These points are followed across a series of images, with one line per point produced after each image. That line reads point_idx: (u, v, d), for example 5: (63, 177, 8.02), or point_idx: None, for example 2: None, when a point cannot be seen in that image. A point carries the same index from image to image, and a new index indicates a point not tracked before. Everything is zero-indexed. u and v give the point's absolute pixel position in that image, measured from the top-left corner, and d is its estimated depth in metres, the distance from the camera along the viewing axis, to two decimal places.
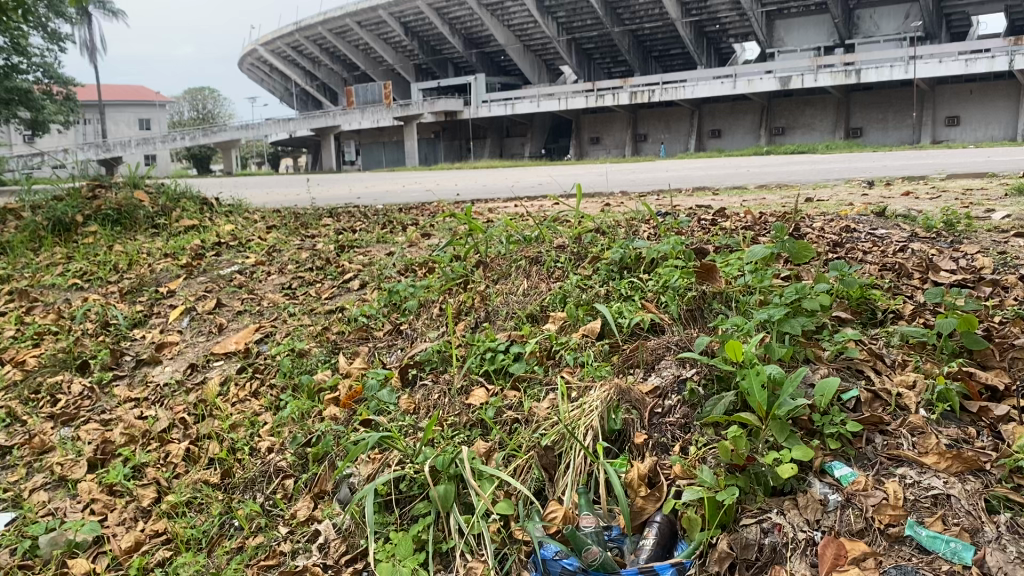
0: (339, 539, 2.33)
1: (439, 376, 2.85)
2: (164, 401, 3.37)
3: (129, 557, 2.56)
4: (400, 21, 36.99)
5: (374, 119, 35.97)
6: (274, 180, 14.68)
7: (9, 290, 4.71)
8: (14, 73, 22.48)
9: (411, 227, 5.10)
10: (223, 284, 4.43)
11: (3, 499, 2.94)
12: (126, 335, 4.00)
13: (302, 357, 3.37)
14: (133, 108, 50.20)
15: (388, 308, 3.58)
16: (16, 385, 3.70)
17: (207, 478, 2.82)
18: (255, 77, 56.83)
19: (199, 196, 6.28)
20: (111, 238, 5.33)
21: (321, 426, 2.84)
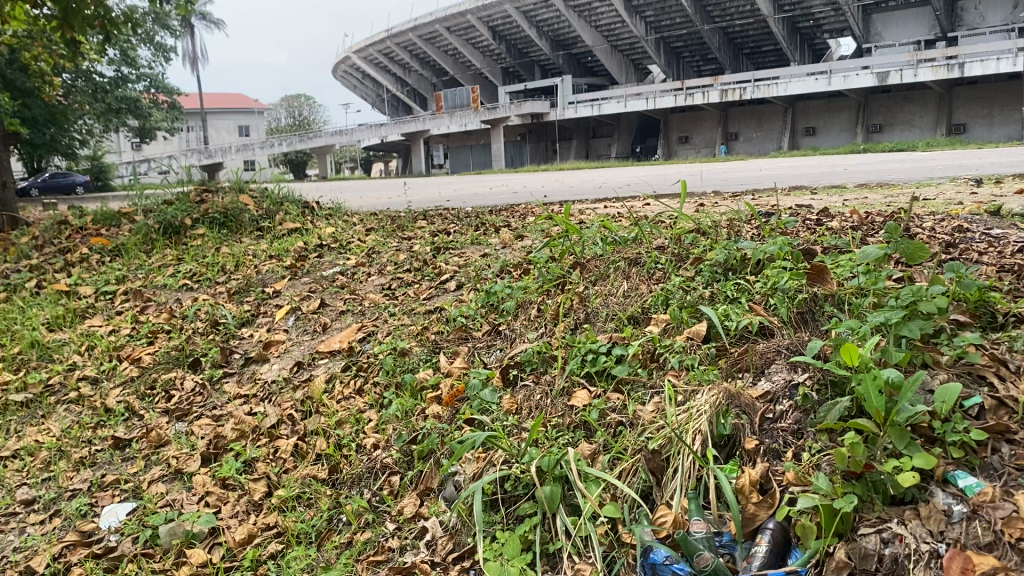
0: (446, 537, 2.36)
1: (540, 377, 2.83)
2: (272, 397, 3.49)
3: (243, 549, 2.65)
4: (487, 24, 37.35)
5: (462, 123, 36.37)
6: (370, 183, 15.09)
7: (124, 290, 4.96)
8: (121, 82, 23.78)
9: (505, 229, 5.14)
10: (325, 285, 4.55)
11: (125, 490, 3.11)
12: (234, 334, 4.16)
13: (403, 356, 3.43)
14: (233, 115, 52.26)
15: (486, 308, 3.61)
16: (133, 381, 3.90)
17: (316, 474, 2.90)
18: (348, 83, 58.22)
19: (300, 199, 6.46)
20: (218, 240, 5.55)
21: (424, 424, 2.88)
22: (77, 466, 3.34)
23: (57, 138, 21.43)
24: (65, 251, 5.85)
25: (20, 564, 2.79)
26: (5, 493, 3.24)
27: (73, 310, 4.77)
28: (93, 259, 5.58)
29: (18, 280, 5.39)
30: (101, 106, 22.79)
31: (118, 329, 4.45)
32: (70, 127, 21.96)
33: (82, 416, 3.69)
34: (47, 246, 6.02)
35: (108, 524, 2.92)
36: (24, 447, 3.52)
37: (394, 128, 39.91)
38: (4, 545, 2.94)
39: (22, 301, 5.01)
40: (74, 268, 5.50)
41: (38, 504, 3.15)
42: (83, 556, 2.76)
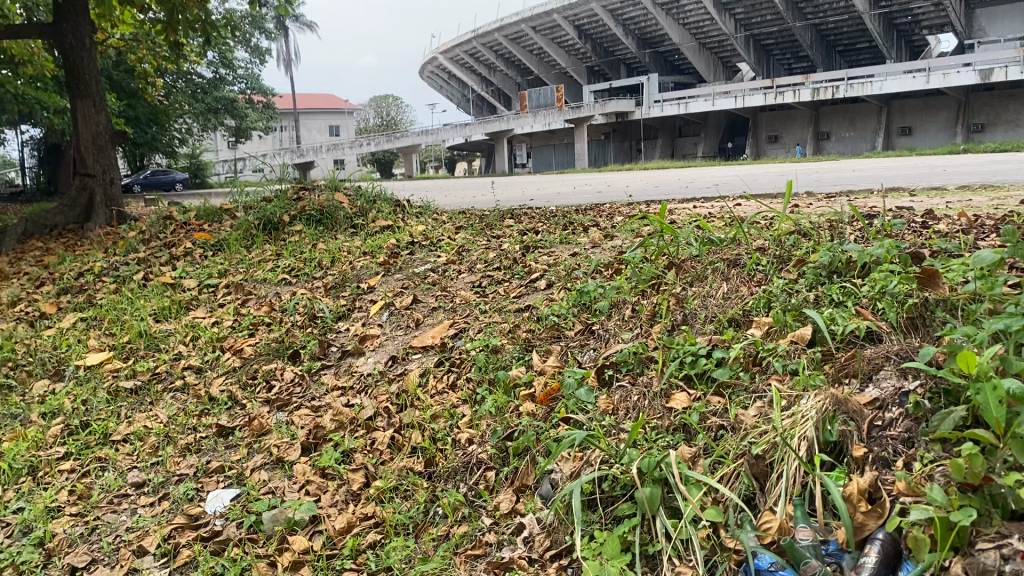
0: (544, 534, 2.38)
1: (636, 377, 2.81)
2: (368, 390, 3.57)
3: (343, 537, 2.72)
4: (573, 23, 37.33)
5: (545, 122, 36.40)
6: (459, 182, 15.27)
7: (226, 283, 5.15)
8: (219, 84, 24.68)
9: (594, 228, 5.13)
10: (418, 281, 4.63)
11: (229, 475, 3.24)
12: (332, 327, 4.27)
13: (496, 353, 3.45)
14: (323, 116, 53.59)
15: (577, 308, 3.59)
16: (236, 371, 4.05)
17: (412, 466, 2.95)
18: (434, 84, 58.98)
19: (392, 198, 6.58)
20: (315, 237, 5.70)
21: (519, 421, 2.89)
22: (183, 452, 3.48)
23: (160, 137, 22.35)
24: (170, 245, 6.11)
25: (133, 543, 2.93)
26: (117, 476, 3.41)
27: (179, 301, 4.98)
28: (197, 253, 5.81)
29: (127, 272, 5.65)
30: (200, 107, 23.71)
31: (220, 321, 4.62)
32: (171, 125, 22.88)
33: (188, 404, 3.84)
34: (154, 240, 6.28)
35: (213, 509, 3.04)
36: (134, 432, 3.69)
37: (478, 128, 40.26)
38: (118, 524, 3.10)
39: (132, 292, 5.26)
40: (178, 262, 5.73)
41: (148, 487, 3.30)
42: (190, 538, 2.88)
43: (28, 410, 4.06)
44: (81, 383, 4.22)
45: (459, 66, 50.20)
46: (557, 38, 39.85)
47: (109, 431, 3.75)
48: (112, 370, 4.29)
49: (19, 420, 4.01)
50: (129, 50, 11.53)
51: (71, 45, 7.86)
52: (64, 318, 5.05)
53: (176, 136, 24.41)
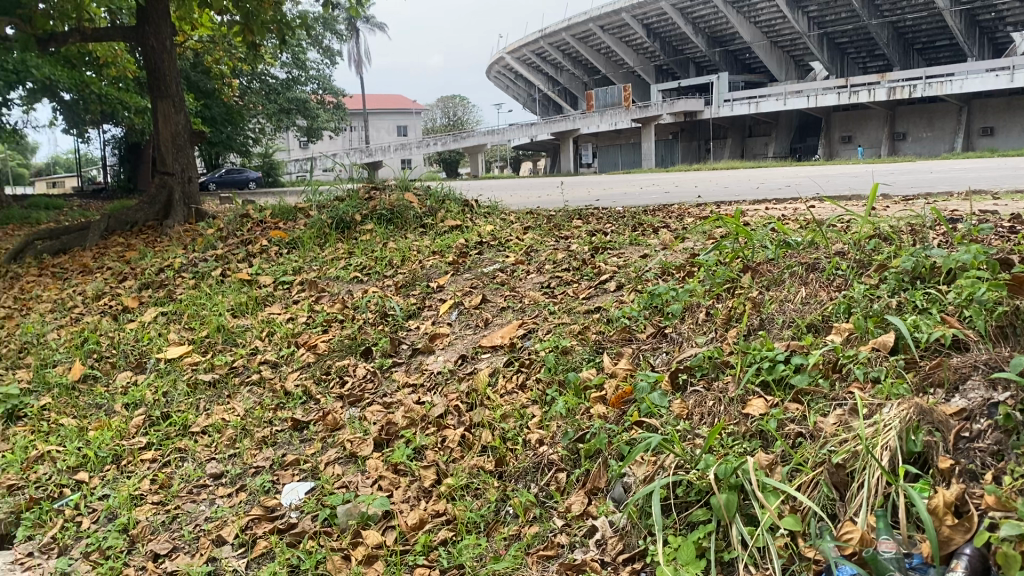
0: (617, 538, 2.37)
1: (711, 382, 2.77)
2: (438, 389, 3.60)
3: (415, 534, 2.75)
4: (641, 22, 37.09)
5: (612, 122, 36.23)
6: (526, 182, 15.30)
7: (299, 280, 5.28)
8: (292, 84, 25.21)
9: (664, 229, 5.08)
10: (487, 281, 4.66)
11: (304, 469, 3.31)
12: (402, 325, 4.33)
13: (565, 354, 3.44)
14: (391, 116, 54.39)
15: (649, 310, 3.56)
16: (310, 367, 4.14)
17: (482, 465, 2.97)
18: (501, 84, 59.17)
19: (461, 198, 6.63)
20: (386, 236, 5.80)
21: (591, 423, 2.88)
22: (260, 445, 3.57)
23: (234, 136, 22.92)
24: (247, 242, 6.27)
25: (212, 533, 3.02)
26: (196, 466, 3.52)
27: (255, 297, 5.11)
28: (272, 250, 5.95)
29: (205, 268, 5.82)
30: (273, 107, 24.32)
31: (295, 317, 4.74)
32: (245, 125, 23.49)
33: (264, 398, 3.95)
34: (231, 237, 6.47)
35: (289, 501, 3.12)
36: (212, 424, 3.80)
37: (544, 128, 40.29)
38: (197, 514, 3.19)
39: (210, 288, 5.41)
40: (255, 259, 5.87)
41: (225, 478, 3.40)
42: (267, 530, 2.96)
43: (113, 400, 4.22)
44: (162, 375, 4.36)
45: (526, 65, 50.29)
46: (625, 36, 39.64)
47: (188, 423, 3.86)
48: (191, 363, 4.42)
49: (104, 410, 4.16)
50: (207, 53, 11.90)
51: (153, 47, 8.12)
52: (145, 312, 5.22)
53: (251, 135, 25.03)
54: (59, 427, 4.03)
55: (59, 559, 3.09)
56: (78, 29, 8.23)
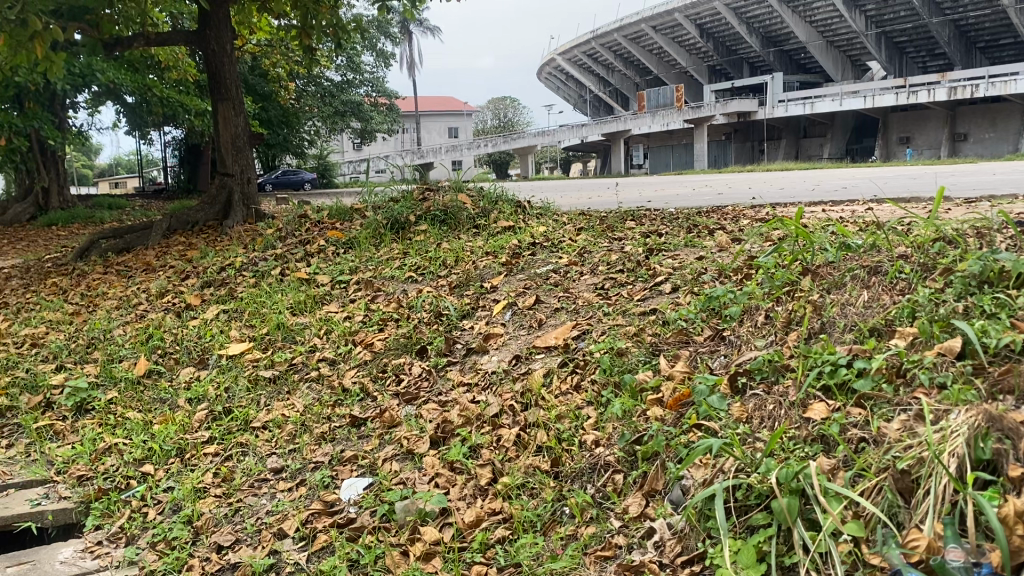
0: (675, 540, 2.36)
1: (771, 386, 2.75)
2: (493, 388, 3.63)
3: (472, 531, 2.78)
4: (694, 22, 36.79)
5: (664, 123, 36.01)
6: (579, 183, 15.26)
7: (356, 280, 5.36)
8: (346, 87, 25.57)
9: (719, 231, 5.04)
10: (540, 282, 4.67)
11: (362, 465, 3.37)
12: (456, 325, 4.37)
13: (621, 356, 3.44)
14: (443, 118, 54.81)
15: (706, 313, 3.54)
16: (367, 364, 4.21)
17: (539, 465, 2.99)
18: (552, 85, 59.16)
19: (513, 199, 6.65)
20: (439, 237, 5.86)
21: (648, 425, 2.88)
22: (318, 441, 3.64)
23: (290, 138, 23.32)
24: (304, 241, 6.39)
25: (274, 526, 3.10)
26: (257, 460, 3.60)
27: (313, 296, 5.21)
28: (329, 250, 6.05)
29: (265, 268, 5.93)
30: (328, 110, 24.69)
31: (352, 316, 4.82)
32: (301, 127, 23.89)
33: (322, 395, 4.02)
34: (290, 237, 6.59)
35: (348, 496, 3.17)
36: (272, 420, 3.89)
37: (595, 128, 40.18)
38: (259, 507, 3.27)
39: (269, 286, 5.52)
40: (313, 258, 5.98)
41: (286, 473, 3.47)
42: (327, 524, 3.02)
43: (177, 395, 4.34)
44: (224, 371, 4.47)
45: (576, 66, 50.21)
46: (677, 37, 39.35)
47: (250, 419, 3.95)
48: (251, 360, 4.52)
49: (168, 404, 4.28)
50: (265, 56, 12.14)
51: (213, 50, 8.32)
52: (207, 309, 5.36)
53: (305, 137, 25.44)
54: (126, 420, 4.15)
55: (128, 548, 3.19)
56: (143, 33, 8.46)
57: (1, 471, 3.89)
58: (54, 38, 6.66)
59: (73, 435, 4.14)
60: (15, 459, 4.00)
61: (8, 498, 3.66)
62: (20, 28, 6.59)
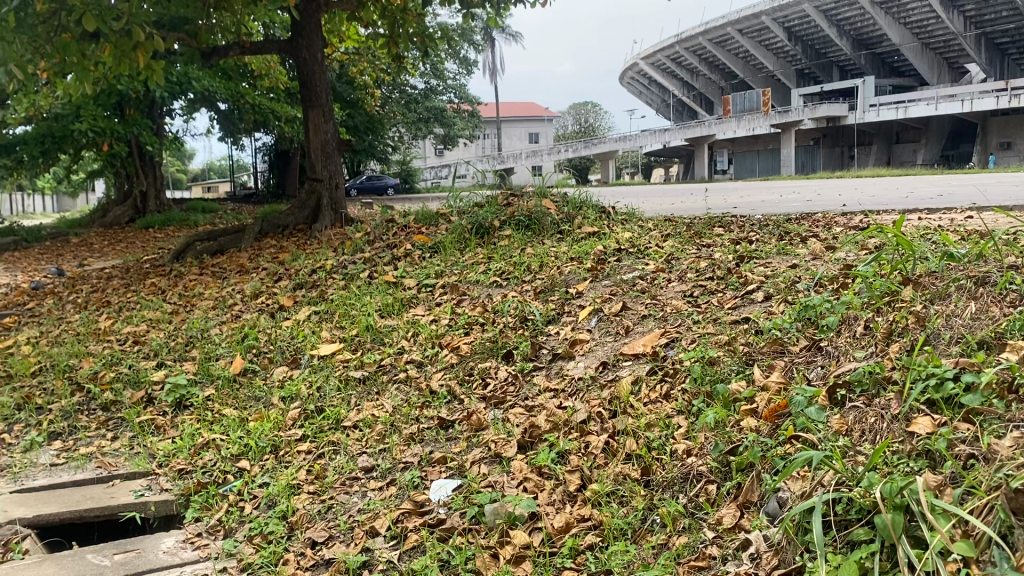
0: (771, 552, 2.31)
1: (873, 399, 2.67)
2: (580, 394, 3.63)
3: (562, 536, 2.79)
4: (782, 25, 36.10)
5: (750, 127, 35.42)
6: (665, 189, 15.11)
7: (442, 284, 5.44)
8: (431, 94, 26.06)
9: (812, 239, 4.93)
10: (626, 288, 4.64)
11: (451, 466, 3.41)
12: (542, 330, 4.40)
13: (712, 365, 3.39)
14: (524, 123, 55.18)
15: (802, 323, 3.47)
16: (454, 367, 4.26)
17: (629, 473, 2.97)
18: (634, 90, 58.91)
19: (598, 203, 6.63)
20: (523, 242, 5.89)
21: (743, 436, 2.84)
22: (408, 441, 3.70)
23: (375, 145, 23.86)
24: (391, 246, 6.51)
25: (366, 524, 3.16)
26: (348, 459, 3.68)
27: (401, 299, 5.30)
28: (416, 254, 6.15)
29: (354, 270, 6.07)
30: (412, 116, 25.17)
31: (438, 319, 4.89)
32: (386, 134, 24.39)
33: (411, 396, 4.10)
34: (377, 241, 6.72)
35: (437, 497, 3.22)
36: (363, 420, 3.98)
37: (677, 133, 39.74)
38: (351, 505, 3.35)
39: (358, 289, 5.65)
40: (399, 262, 6.09)
41: (376, 472, 3.55)
42: (418, 524, 3.07)
43: (270, 393, 4.47)
44: (316, 370, 4.60)
45: (659, 70, 49.82)
46: (764, 40, 38.63)
47: (341, 418, 4.05)
48: (342, 361, 4.63)
49: (262, 402, 4.41)
50: (352, 64, 12.44)
51: (305, 59, 8.56)
52: (300, 310, 5.50)
53: (390, 143, 25.97)
54: (222, 416, 4.29)
55: (225, 541, 3.30)
56: (239, 42, 8.75)
57: (107, 462, 4.09)
58: (157, 48, 6.94)
59: (172, 429, 4.30)
60: (119, 451, 4.20)
61: (114, 488, 3.84)
62: (126, 39, 6.88)
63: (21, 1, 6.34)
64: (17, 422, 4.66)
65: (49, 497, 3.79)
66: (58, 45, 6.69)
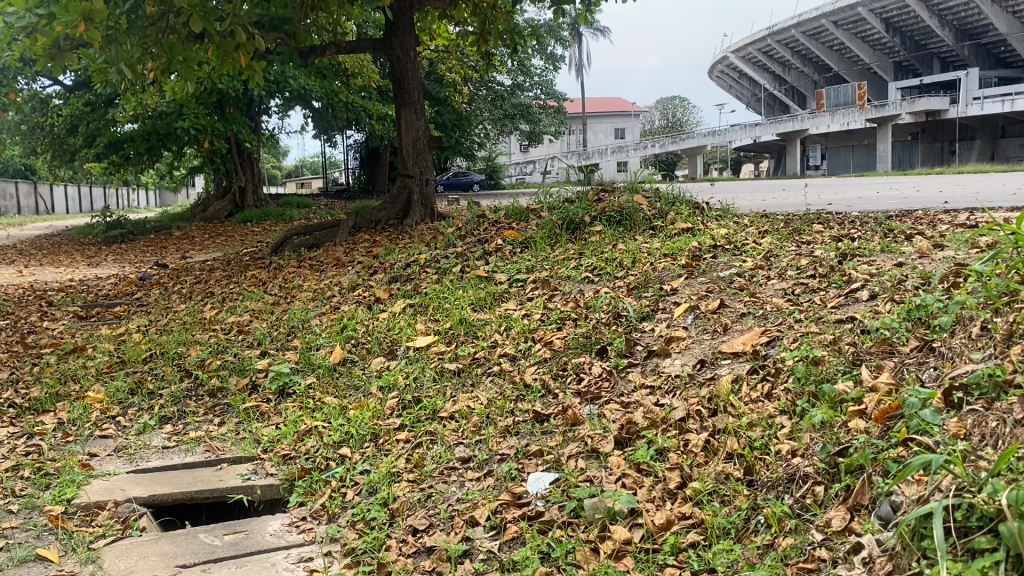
0: (885, 557, 2.25)
1: (993, 403, 2.57)
2: (677, 393, 3.60)
3: (663, 533, 2.77)
4: (879, 16, 34.88)
5: (844, 122, 34.39)
6: (758, 185, 14.74)
7: (533, 279, 5.46)
8: (517, 91, 26.30)
9: (920, 237, 4.76)
10: (723, 285, 4.57)
11: (547, 460, 3.43)
12: (636, 327, 4.37)
13: (817, 364, 3.32)
14: (609, 118, 54.95)
15: (913, 323, 3.36)
16: (547, 362, 4.28)
17: (731, 472, 2.93)
18: (724, 84, 57.96)
19: (692, 200, 6.56)
20: (616, 237, 5.87)
21: (852, 438, 2.77)
22: (504, 433, 3.75)
23: (462, 141, 24.13)
24: (483, 241, 6.57)
25: (465, 513, 3.21)
26: (445, 449, 3.75)
27: (493, 294, 5.36)
28: (507, 249, 6.19)
29: (446, 265, 6.16)
30: (498, 113, 25.45)
31: (530, 314, 4.92)
32: (472, 130, 24.64)
33: (505, 389, 4.13)
34: (469, 236, 6.80)
35: (535, 490, 3.25)
36: (458, 411, 4.04)
37: (768, 128, 38.89)
38: (449, 494, 3.40)
39: (451, 283, 5.74)
40: (491, 257, 6.15)
41: (474, 463, 3.60)
42: (517, 515, 3.10)
43: (369, 383, 4.58)
44: (412, 362, 4.69)
45: (750, 64, 48.88)
46: (861, 31, 37.40)
47: (437, 409, 4.12)
48: (437, 353, 4.72)
49: (361, 391, 4.53)
50: (442, 61, 12.60)
51: (398, 56, 8.71)
52: (395, 303, 5.62)
53: (477, 140, 26.23)
54: (323, 404, 4.42)
55: (330, 525, 3.40)
56: (335, 41, 8.95)
57: (215, 446, 4.26)
58: (256, 48, 7.14)
59: (276, 416, 4.46)
60: (227, 436, 4.37)
61: (222, 471, 3.99)
62: (228, 40, 7.11)
63: (133, 3, 6.59)
64: (131, 405, 4.88)
65: (162, 477, 3.97)
66: (165, 46, 6.95)
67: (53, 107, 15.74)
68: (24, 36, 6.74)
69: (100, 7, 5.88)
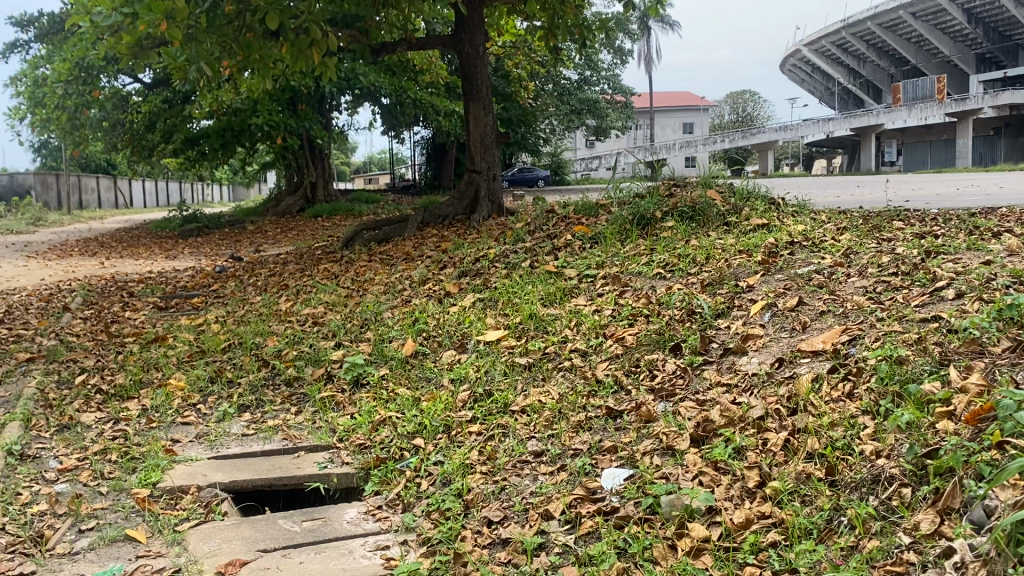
0: (979, 563, 2.18)
1: None
2: (755, 391, 3.54)
3: (742, 532, 2.74)
4: (961, 7, 33.72)
5: (921, 116, 33.36)
6: (836, 182, 14.30)
7: (603, 275, 5.43)
8: (584, 85, 26.33)
9: (1008, 235, 4.59)
10: (801, 283, 4.48)
11: (621, 456, 3.42)
12: (711, 324, 4.32)
13: (902, 364, 3.24)
14: (676, 113, 54.39)
15: (1004, 323, 3.25)
16: (619, 358, 4.26)
17: (812, 471, 2.88)
18: (795, 79, 56.87)
19: (767, 195, 6.46)
20: (688, 233, 5.81)
21: (941, 440, 2.70)
22: (576, 429, 3.74)
23: (528, 137, 24.19)
24: (552, 236, 6.56)
25: (539, 507, 3.22)
26: (518, 442, 3.77)
27: (563, 289, 5.36)
28: (576, 245, 6.17)
29: (516, 259, 6.18)
30: (564, 108, 25.47)
31: (601, 309, 4.90)
32: (539, 125, 24.68)
33: (577, 385, 4.12)
34: (538, 232, 6.81)
35: (609, 485, 3.23)
36: (530, 405, 4.05)
37: (841, 123, 37.90)
38: (523, 487, 3.42)
39: (521, 278, 5.76)
40: (560, 252, 6.14)
41: (546, 457, 3.60)
42: (591, 510, 3.10)
43: (441, 375, 4.63)
44: (482, 355, 4.73)
45: (822, 57, 47.79)
46: (940, 23, 36.20)
47: (509, 403, 4.13)
48: (507, 347, 4.74)
49: (433, 383, 4.58)
50: (510, 57, 12.63)
51: (467, 53, 8.77)
52: (465, 297, 5.66)
53: (543, 135, 26.28)
54: (396, 395, 4.48)
55: (405, 515, 3.44)
56: (406, 39, 9.04)
57: (292, 434, 4.35)
58: (330, 45, 7.24)
59: (351, 406, 4.54)
60: (303, 425, 4.46)
61: (299, 459, 4.09)
62: (303, 37, 7.24)
63: (213, 1, 6.75)
64: (211, 393, 5.02)
65: (242, 463, 4.08)
66: (243, 44, 7.10)
67: (133, 104, 16.26)
68: (110, 35, 6.97)
69: (182, 6, 6.03)
